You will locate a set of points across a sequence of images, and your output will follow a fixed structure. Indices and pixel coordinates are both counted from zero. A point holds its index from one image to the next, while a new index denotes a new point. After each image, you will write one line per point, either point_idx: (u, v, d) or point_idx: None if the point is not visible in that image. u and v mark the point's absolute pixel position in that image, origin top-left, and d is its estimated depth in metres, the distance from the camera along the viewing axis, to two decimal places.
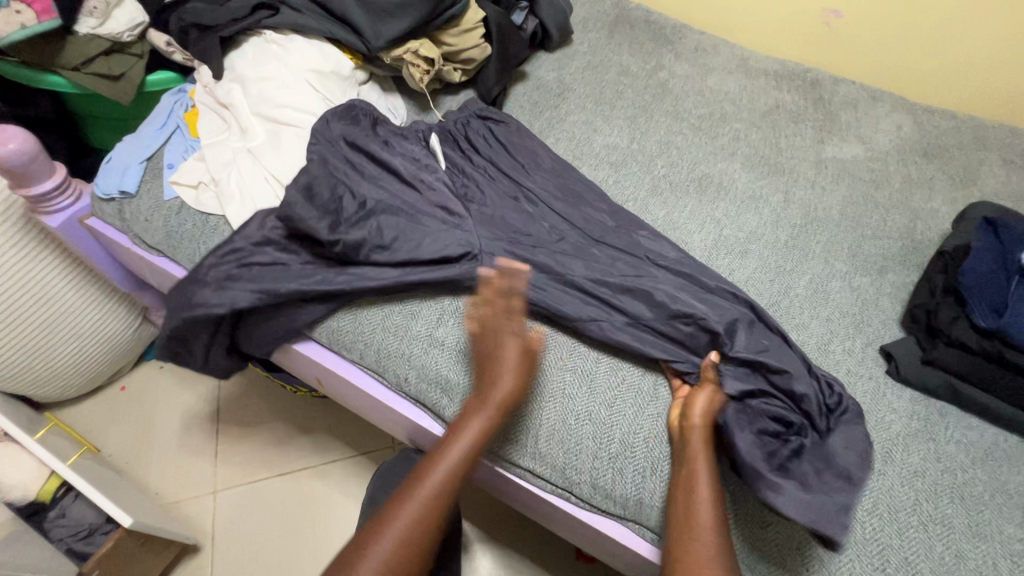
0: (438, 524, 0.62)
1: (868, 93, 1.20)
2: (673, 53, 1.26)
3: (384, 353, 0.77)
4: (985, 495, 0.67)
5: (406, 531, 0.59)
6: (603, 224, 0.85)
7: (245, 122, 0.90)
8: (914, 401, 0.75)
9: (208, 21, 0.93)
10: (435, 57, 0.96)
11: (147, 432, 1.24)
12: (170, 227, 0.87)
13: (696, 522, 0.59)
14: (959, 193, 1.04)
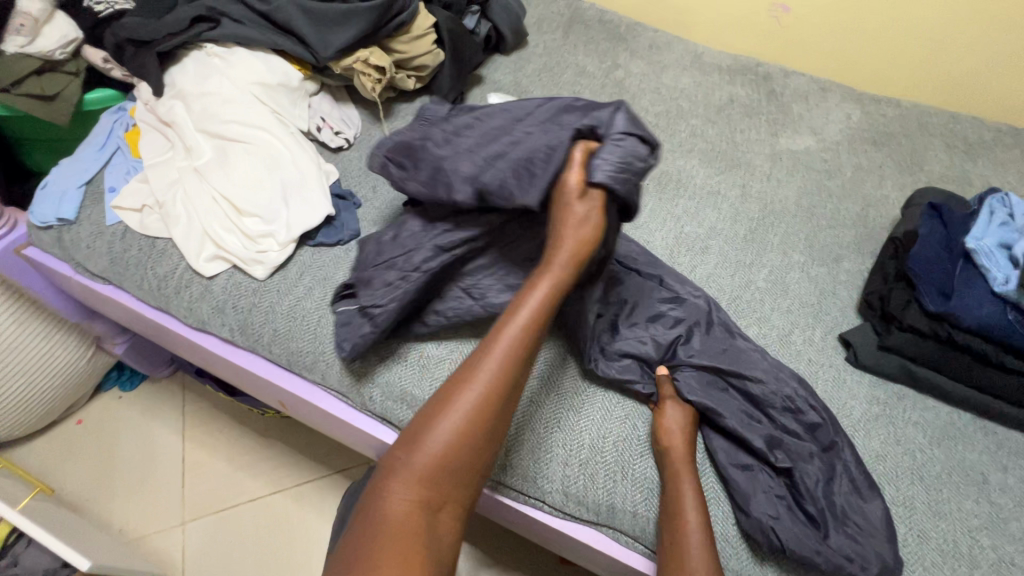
0: (492, 421, 0.57)
1: (818, 84, 1.23)
2: (628, 52, 1.26)
3: (347, 372, 0.75)
4: (942, 475, 0.69)
5: (462, 422, 0.56)
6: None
7: (190, 139, 0.86)
8: (872, 386, 0.76)
9: (144, 36, 0.88)
10: (386, 66, 0.94)
11: (108, 465, 1.18)
12: (115, 252, 0.83)
13: (685, 526, 0.61)
14: (907, 178, 1.07)
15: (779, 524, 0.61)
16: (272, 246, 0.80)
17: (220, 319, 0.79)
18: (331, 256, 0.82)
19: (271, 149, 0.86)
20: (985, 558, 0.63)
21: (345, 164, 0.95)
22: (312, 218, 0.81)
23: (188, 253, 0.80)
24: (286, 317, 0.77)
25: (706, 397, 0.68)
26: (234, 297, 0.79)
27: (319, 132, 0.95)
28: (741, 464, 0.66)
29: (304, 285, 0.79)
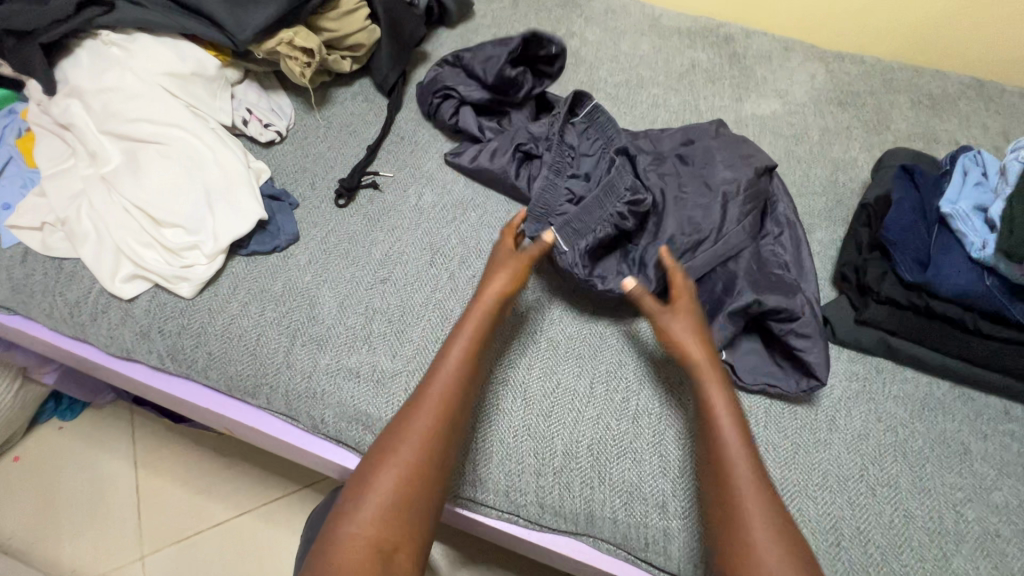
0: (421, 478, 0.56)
1: (780, 44, 1.18)
2: (582, 18, 1.18)
3: (294, 393, 0.68)
4: (924, 449, 0.67)
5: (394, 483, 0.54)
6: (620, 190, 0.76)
7: (93, 144, 0.76)
8: (851, 361, 0.73)
9: (23, 26, 0.75)
10: (314, 47, 0.84)
11: (54, 502, 1.09)
12: (15, 279, 0.73)
13: (741, 505, 0.54)
14: (874, 138, 1.04)
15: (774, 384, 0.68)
16: (199, 259, 0.72)
17: (145, 345, 0.71)
18: (268, 265, 0.74)
19: (188, 150, 0.76)
20: (971, 532, 0.62)
21: (277, 161, 0.86)
22: (241, 225, 0.73)
23: (100, 274, 0.70)
24: (220, 338, 0.70)
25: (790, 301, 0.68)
26: (160, 320, 0.70)
27: (245, 124, 0.86)
28: (737, 313, 0.68)
29: (238, 301, 0.71)
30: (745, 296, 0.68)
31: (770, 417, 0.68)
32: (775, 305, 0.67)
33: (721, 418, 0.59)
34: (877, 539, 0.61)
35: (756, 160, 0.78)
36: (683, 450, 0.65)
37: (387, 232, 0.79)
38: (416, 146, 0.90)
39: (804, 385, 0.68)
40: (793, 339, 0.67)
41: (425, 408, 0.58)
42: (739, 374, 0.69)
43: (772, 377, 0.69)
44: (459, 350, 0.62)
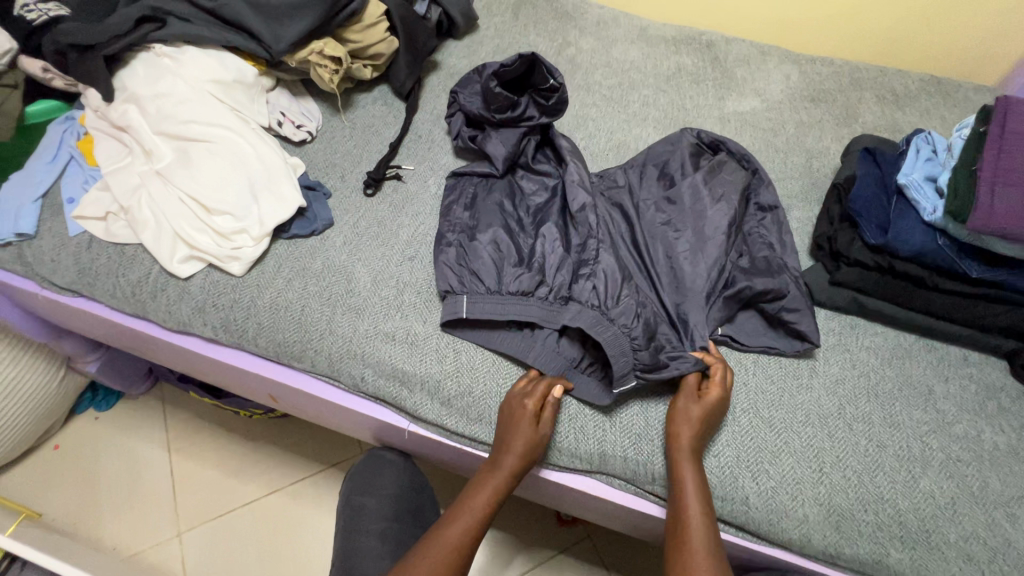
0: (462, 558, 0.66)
1: (757, 49, 1.30)
2: (577, 29, 1.30)
3: (336, 356, 0.76)
4: (894, 390, 0.76)
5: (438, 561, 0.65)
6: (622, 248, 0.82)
7: (148, 142, 0.85)
8: (827, 319, 0.83)
9: (86, 41, 0.85)
10: (342, 56, 0.95)
11: (94, 487, 1.16)
12: (82, 264, 0.81)
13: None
14: (844, 130, 1.15)
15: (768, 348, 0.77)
16: (247, 241, 0.81)
17: (201, 319, 0.79)
18: (308, 246, 0.83)
19: (235, 147, 0.86)
20: (935, 458, 0.71)
21: (310, 157, 0.96)
22: (284, 211, 0.82)
23: (160, 256, 0.79)
24: (268, 310, 0.78)
25: (771, 281, 0.76)
26: (214, 296, 0.79)
27: (280, 126, 0.95)
28: (733, 299, 0.76)
29: (283, 278, 0.80)
30: (736, 283, 0.77)
31: (758, 366, 0.77)
32: (763, 287, 0.75)
33: (686, 505, 0.64)
34: (854, 465, 0.70)
35: (733, 189, 0.86)
36: None
37: (412, 217, 0.89)
38: (433, 143, 1.00)
39: (797, 347, 0.77)
40: (783, 314, 0.76)
41: (444, 541, 0.66)
42: (739, 341, 0.78)
43: (767, 340, 0.78)
44: (477, 503, 0.68)
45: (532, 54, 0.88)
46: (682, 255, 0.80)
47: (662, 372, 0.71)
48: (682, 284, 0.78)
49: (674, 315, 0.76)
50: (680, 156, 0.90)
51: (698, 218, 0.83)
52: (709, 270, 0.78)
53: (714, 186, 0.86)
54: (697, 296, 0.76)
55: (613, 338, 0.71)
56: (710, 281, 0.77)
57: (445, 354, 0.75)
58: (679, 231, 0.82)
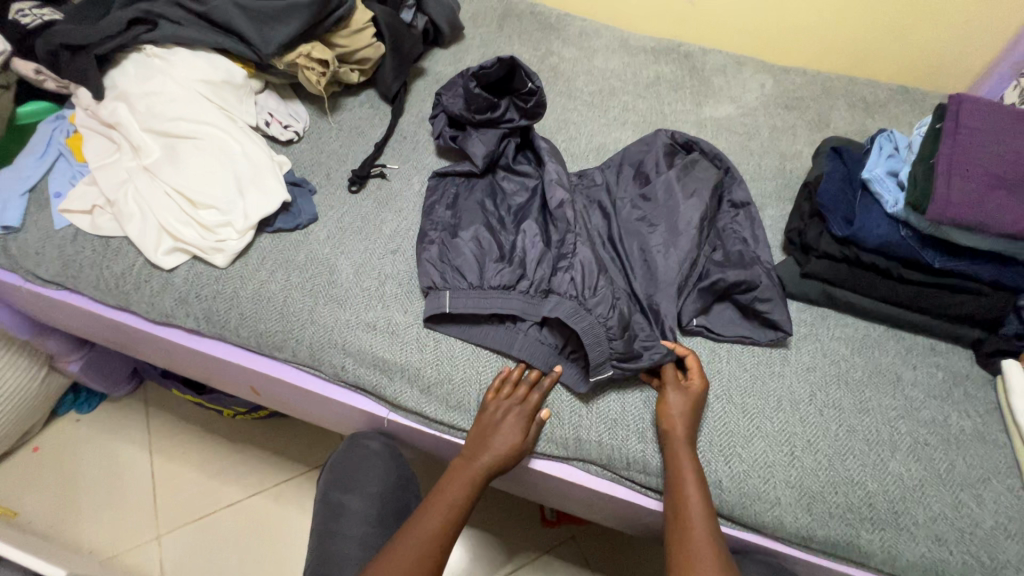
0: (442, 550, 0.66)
1: (733, 59, 1.35)
2: (560, 40, 1.35)
3: (318, 345, 0.77)
4: (863, 378, 0.78)
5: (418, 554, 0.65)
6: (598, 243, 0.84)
7: (135, 139, 0.87)
8: (799, 310, 0.85)
9: (78, 40, 0.87)
10: (329, 59, 0.98)
11: (73, 488, 1.15)
12: (67, 256, 0.82)
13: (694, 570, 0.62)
14: (816, 135, 1.19)
15: (745, 338, 0.79)
16: (231, 234, 0.82)
17: (184, 310, 0.80)
18: (292, 240, 0.85)
19: (220, 144, 0.88)
20: (903, 442, 0.72)
21: (296, 156, 0.98)
22: (269, 205, 0.83)
23: (145, 248, 0.80)
24: (250, 300, 0.79)
25: (742, 273, 0.79)
26: (197, 287, 0.80)
27: (267, 126, 0.98)
28: (707, 290, 0.78)
29: (267, 269, 0.81)
30: (710, 276, 0.79)
31: (730, 354, 0.79)
32: (736, 278, 0.78)
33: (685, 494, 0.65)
34: (825, 449, 0.71)
35: (706, 184, 0.88)
36: None
37: (395, 213, 0.91)
38: (417, 143, 1.03)
39: (771, 336, 0.79)
40: (758, 304, 0.78)
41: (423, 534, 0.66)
42: (715, 331, 0.79)
43: (743, 330, 0.80)
44: (451, 498, 0.69)
45: (511, 59, 0.91)
46: (658, 247, 0.82)
47: (636, 361, 0.72)
48: (656, 276, 0.79)
49: (647, 306, 0.78)
50: (655, 156, 0.93)
51: (672, 211, 0.85)
52: (682, 262, 0.80)
53: (688, 182, 0.88)
54: (671, 287, 0.78)
55: (588, 327, 0.72)
56: (683, 272, 0.79)
57: (426, 343, 0.76)
58: (654, 226, 0.84)
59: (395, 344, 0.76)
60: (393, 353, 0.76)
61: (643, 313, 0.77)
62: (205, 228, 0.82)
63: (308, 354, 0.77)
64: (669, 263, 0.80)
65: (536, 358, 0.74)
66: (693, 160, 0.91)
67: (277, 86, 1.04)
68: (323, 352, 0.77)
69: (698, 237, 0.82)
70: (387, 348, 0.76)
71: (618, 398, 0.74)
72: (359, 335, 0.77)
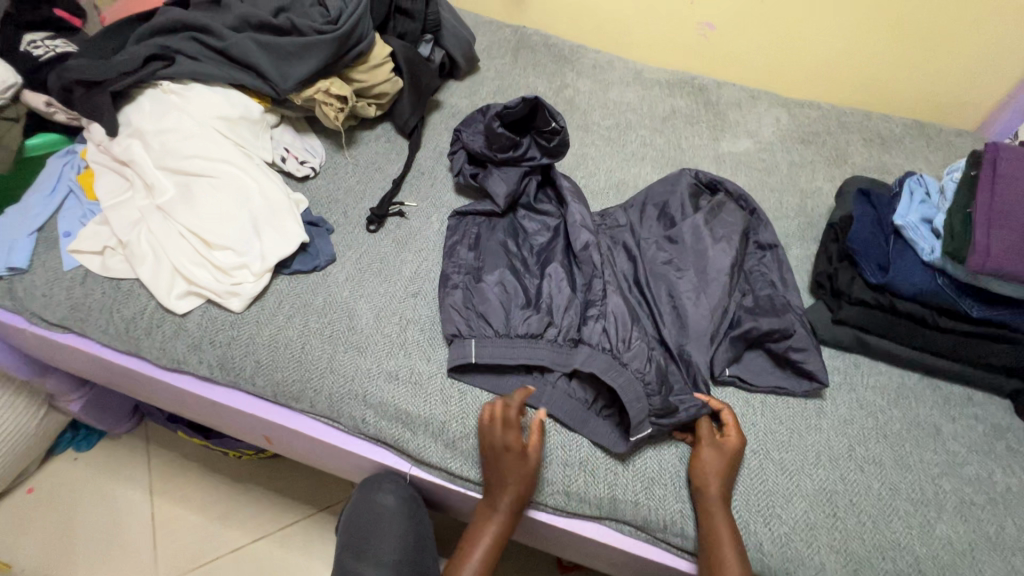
0: None
1: (747, 93, 1.34)
2: (574, 72, 1.34)
3: (337, 395, 0.74)
4: (902, 431, 0.76)
5: None
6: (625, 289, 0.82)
7: (149, 177, 0.84)
8: (832, 357, 0.83)
9: (95, 76, 0.86)
10: (347, 95, 0.96)
11: (69, 533, 1.09)
12: (75, 299, 0.79)
13: None
14: (835, 171, 1.18)
15: (779, 389, 0.77)
16: (248, 277, 0.80)
17: (196, 357, 0.77)
18: (309, 282, 0.82)
19: (237, 182, 0.85)
20: (949, 501, 0.70)
21: (313, 193, 0.96)
22: (288, 247, 0.81)
23: (158, 291, 0.77)
24: (267, 347, 0.76)
25: (775, 321, 0.77)
26: (211, 333, 0.77)
27: (283, 161, 0.95)
28: (740, 339, 0.76)
29: (284, 314, 0.79)
30: (742, 324, 0.77)
31: (766, 405, 0.76)
32: (770, 327, 0.76)
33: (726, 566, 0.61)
34: (868, 510, 0.68)
35: (733, 228, 0.87)
36: None
37: (415, 253, 0.88)
38: (435, 179, 1.01)
39: (806, 386, 0.77)
40: (792, 353, 0.76)
41: None
42: (748, 381, 0.77)
43: (776, 380, 0.77)
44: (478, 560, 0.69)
45: (535, 99, 0.90)
46: (687, 293, 0.80)
47: (673, 417, 0.69)
48: (688, 324, 0.77)
49: (680, 355, 0.75)
50: (679, 197, 0.91)
51: (700, 256, 0.83)
52: (714, 310, 0.78)
53: (714, 225, 0.87)
54: (704, 337, 0.76)
55: (624, 381, 0.70)
56: (715, 321, 0.77)
57: (451, 395, 0.73)
58: (682, 270, 0.82)
59: (418, 396, 0.73)
60: (416, 405, 0.72)
61: (677, 364, 0.75)
62: (221, 271, 0.79)
63: (327, 404, 0.74)
64: (700, 310, 0.78)
65: (562, 412, 0.72)
66: (717, 202, 0.89)
67: (293, 120, 1.02)
68: (344, 403, 0.74)
69: (728, 283, 0.80)
70: (411, 400, 0.73)
71: (654, 453, 0.71)
72: (381, 384, 0.74)
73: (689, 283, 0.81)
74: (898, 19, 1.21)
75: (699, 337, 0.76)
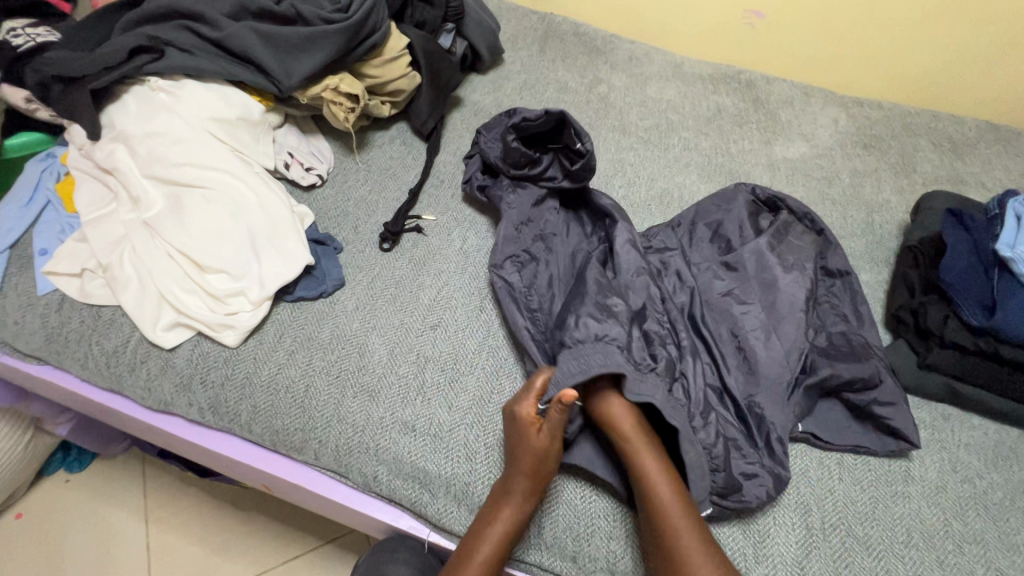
0: None
1: (800, 90, 1.20)
2: (607, 65, 1.20)
3: (345, 448, 0.64)
4: (1005, 502, 0.64)
5: None
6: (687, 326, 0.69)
7: (134, 188, 0.74)
8: (916, 407, 0.71)
9: (74, 72, 0.75)
10: (359, 93, 0.85)
11: (58, 564, 1.02)
12: (50, 327, 0.70)
13: None
14: (903, 181, 1.04)
15: (862, 448, 0.66)
16: (244, 305, 0.70)
17: (186, 398, 0.68)
18: (314, 311, 0.72)
19: (233, 193, 0.75)
20: None
21: (319, 204, 0.85)
22: (289, 270, 0.71)
23: (142, 322, 0.68)
24: (265, 389, 0.67)
25: (853, 369, 0.66)
26: (202, 370, 0.68)
27: (287, 168, 0.85)
28: (812, 390, 0.66)
29: (285, 349, 0.69)
30: (817, 371, 0.67)
31: (843, 467, 0.65)
32: (851, 376, 0.66)
33: None
34: None
35: (803, 256, 0.75)
36: (768, 514, 0.62)
37: (434, 276, 0.78)
38: (456, 188, 0.90)
39: (893, 445, 0.66)
40: (877, 407, 0.66)
41: None
42: (823, 439, 0.66)
43: (857, 437, 0.66)
44: None
45: (560, 112, 0.77)
46: (755, 335, 0.68)
47: (743, 502, 0.59)
48: (757, 373, 0.66)
49: (749, 413, 0.64)
50: (737, 216, 0.80)
51: (768, 288, 0.72)
52: (786, 357, 0.67)
53: (782, 252, 0.75)
54: (778, 389, 0.65)
55: (694, 462, 0.59)
56: (789, 369, 0.66)
57: (476, 451, 0.63)
58: (746, 305, 0.71)
59: (438, 453, 0.63)
60: (436, 462, 0.63)
61: (744, 424, 0.64)
62: (214, 299, 0.70)
63: (333, 458, 0.64)
64: (770, 355, 0.67)
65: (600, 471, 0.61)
66: (780, 221, 0.78)
67: (299, 121, 0.92)
68: (353, 458, 0.64)
69: (802, 321, 0.69)
70: (430, 457, 0.63)
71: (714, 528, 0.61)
72: (396, 437, 0.64)
73: (755, 323, 0.69)
74: (982, 6, 1.06)
75: (771, 390, 0.65)
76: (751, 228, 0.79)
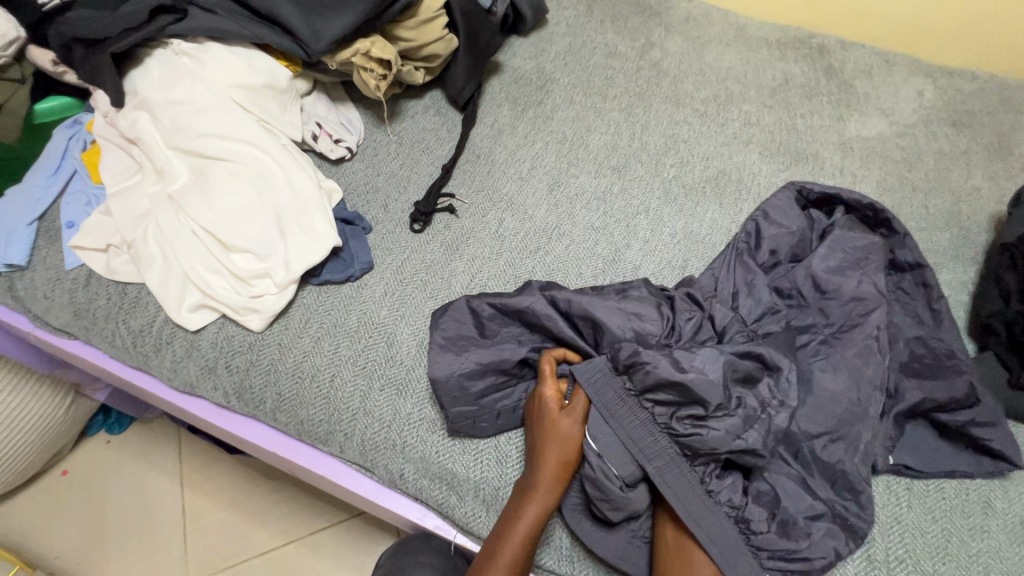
0: None
1: (881, 57, 1.05)
2: (662, 27, 1.08)
3: (370, 444, 0.61)
4: None
5: None
6: (788, 384, 0.57)
7: (158, 160, 0.71)
8: None
9: (95, 34, 0.71)
10: (391, 58, 0.78)
11: (99, 522, 1.06)
12: (77, 304, 0.69)
13: None
14: (997, 166, 0.92)
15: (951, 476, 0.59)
16: (269, 288, 0.66)
17: (210, 382, 0.66)
18: (341, 296, 0.69)
19: (258, 168, 0.70)
20: None
21: (348, 178, 0.81)
22: (315, 252, 0.67)
23: (167, 302, 0.66)
24: (290, 378, 0.64)
25: (932, 388, 0.60)
26: (227, 355, 0.66)
27: (315, 140, 0.80)
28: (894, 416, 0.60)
29: (310, 337, 0.66)
30: (904, 395, 0.60)
31: (913, 493, 0.59)
32: (940, 398, 0.60)
33: None
34: None
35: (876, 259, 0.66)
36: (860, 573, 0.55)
37: (467, 261, 0.73)
38: (493, 165, 0.84)
39: (980, 471, 0.59)
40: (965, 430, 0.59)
41: None
42: (912, 469, 0.59)
43: (938, 463, 0.60)
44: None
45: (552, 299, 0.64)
46: (828, 369, 0.61)
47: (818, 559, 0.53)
48: (826, 409, 0.59)
49: (809, 457, 0.58)
50: (793, 226, 0.71)
51: (836, 313, 0.64)
52: (858, 386, 0.59)
53: (850, 256, 0.67)
54: (853, 425, 0.58)
55: (712, 523, 0.54)
56: (861, 404, 0.58)
57: (506, 453, 0.60)
58: (804, 331, 0.63)
59: (467, 456, 0.60)
60: (464, 466, 0.59)
61: (801, 470, 0.57)
62: (238, 281, 0.67)
63: (358, 454, 0.62)
64: (837, 392, 0.59)
65: (608, 555, 0.56)
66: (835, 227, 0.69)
67: (331, 89, 0.86)
68: (379, 458, 0.61)
69: (877, 348, 0.61)
70: (461, 460, 0.60)
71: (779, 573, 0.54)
72: (426, 438, 0.61)
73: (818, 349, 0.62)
74: None
75: (849, 435, 0.58)
76: (809, 242, 0.71)
